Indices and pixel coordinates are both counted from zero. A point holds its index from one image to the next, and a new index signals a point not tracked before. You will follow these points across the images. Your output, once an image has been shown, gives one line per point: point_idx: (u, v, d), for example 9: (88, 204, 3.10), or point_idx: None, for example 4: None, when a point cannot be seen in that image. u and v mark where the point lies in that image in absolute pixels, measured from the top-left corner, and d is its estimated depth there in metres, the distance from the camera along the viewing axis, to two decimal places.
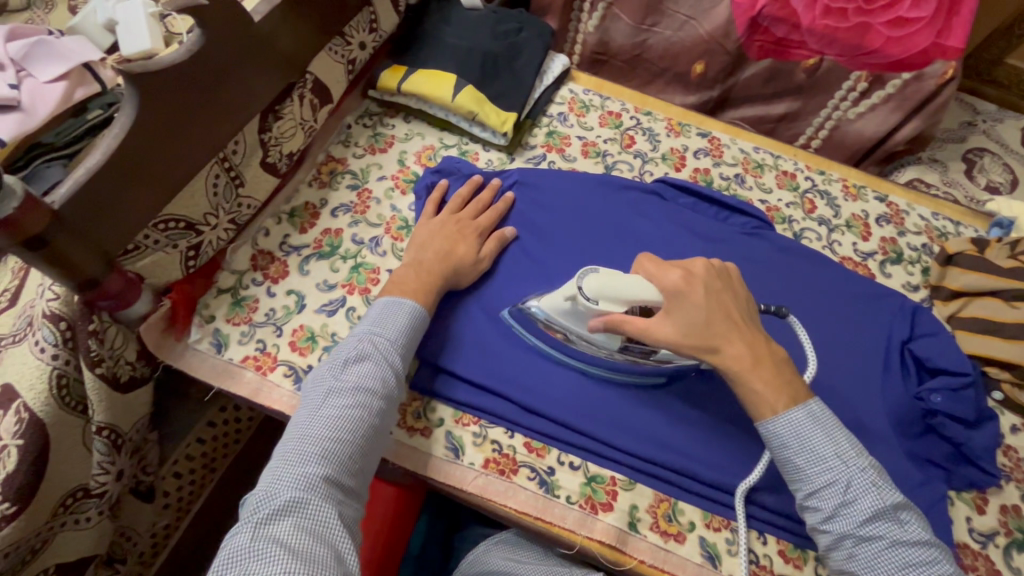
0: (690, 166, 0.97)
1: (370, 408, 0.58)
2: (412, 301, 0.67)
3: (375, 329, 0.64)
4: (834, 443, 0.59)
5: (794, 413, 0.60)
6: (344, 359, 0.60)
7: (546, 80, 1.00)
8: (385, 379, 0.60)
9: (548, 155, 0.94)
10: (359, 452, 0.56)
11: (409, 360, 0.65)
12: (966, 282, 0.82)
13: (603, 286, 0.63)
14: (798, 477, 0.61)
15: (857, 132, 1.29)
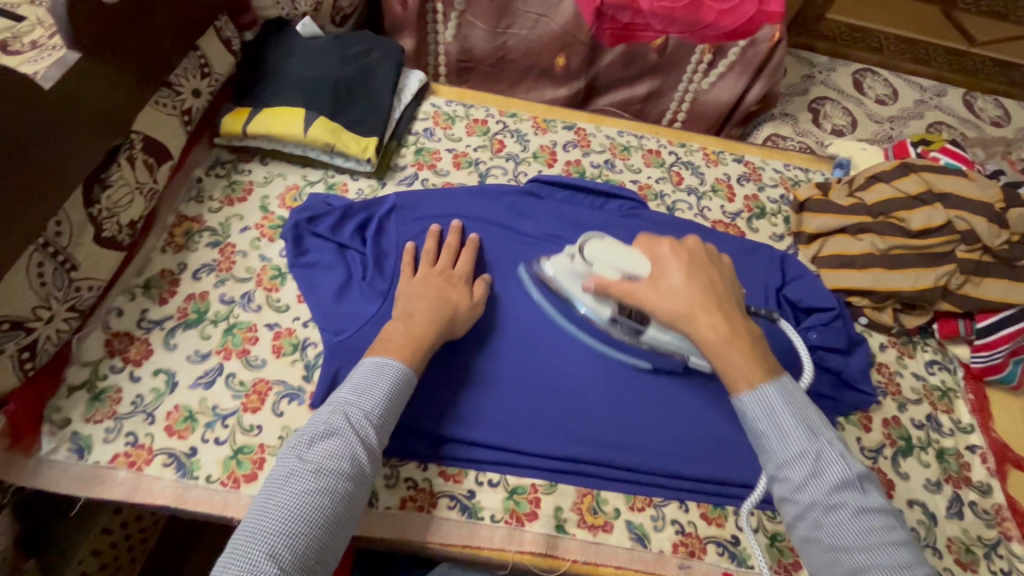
0: (562, 160, 0.99)
1: (334, 492, 0.53)
2: (394, 363, 0.63)
3: (346, 400, 0.59)
4: (805, 416, 0.57)
5: (768, 388, 0.58)
6: (314, 433, 0.57)
7: (405, 98, 0.99)
8: (356, 457, 0.56)
9: (420, 174, 0.93)
10: (321, 542, 0.51)
11: (386, 431, 0.60)
12: (820, 224, 0.89)
13: (603, 250, 0.69)
14: (766, 450, 0.57)
15: (713, 100, 1.37)
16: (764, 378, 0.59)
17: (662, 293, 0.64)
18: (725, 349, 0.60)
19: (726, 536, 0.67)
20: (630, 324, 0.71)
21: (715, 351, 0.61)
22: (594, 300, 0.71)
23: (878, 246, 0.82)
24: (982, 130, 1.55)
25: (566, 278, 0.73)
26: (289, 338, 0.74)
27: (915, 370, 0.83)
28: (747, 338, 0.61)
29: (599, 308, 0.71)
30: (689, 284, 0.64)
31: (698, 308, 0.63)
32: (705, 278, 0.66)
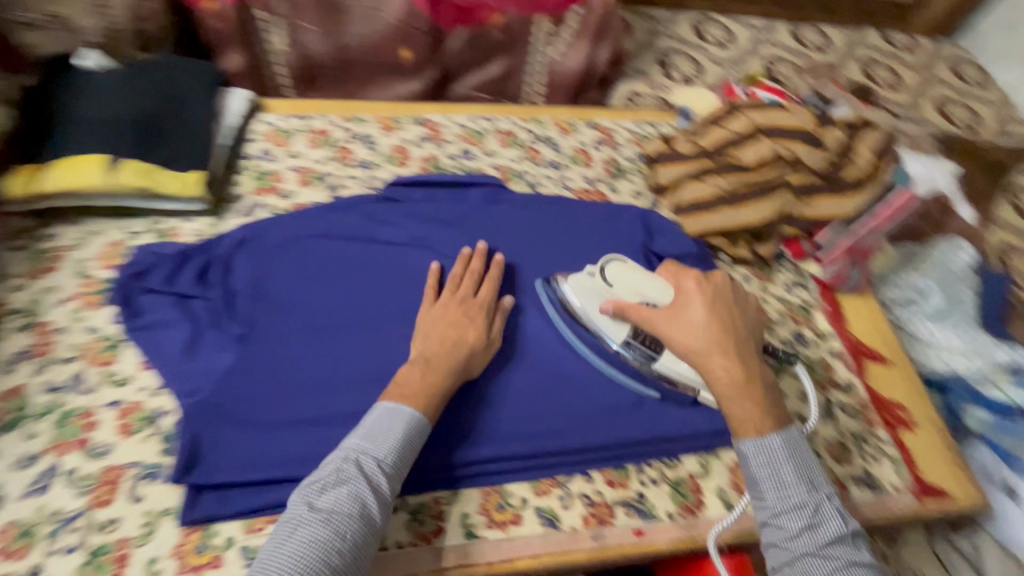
0: (416, 157, 0.95)
1: (343, 539, 0.52)
2: (410, 409, 0.61)
3: (359, 446, 0.58)
4: (805, 468, 0.58)
5: (776, 441, 0.58)
6: (324, 481, 0.55)
7: (231, 119, 0.91)
8: (364, 506, 0.54)
9: (263, 200, 0.86)
10: None
11: (397, 479, 0.58)
12: (670, 176, 0.92)
13: (624, 272, 0.73)
14: (764, 499, 0.58)
15: (566, 69, 1.38)
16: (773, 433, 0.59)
17: (685, 329, 0.64)
18: (738, 398, 0.60)
19: (632, 495, 0.69)
20: (643, 351, 0.72)
21: (727, 396, 0.61)
22: (609, 321, 0.73)
23: (722, 186, 0.87)
24: (811, 58, 1.67)
25: (581, 297, 0.74)
26: (137, 413, 0.66)
27: (777, 293, 0.88)
28: (760, 389, 0.61)
29: (614, 330, 0.73)
30: (710, 336, 0.62)
31: (712, 354, 0.62)
32: (723, 320, 0.64)
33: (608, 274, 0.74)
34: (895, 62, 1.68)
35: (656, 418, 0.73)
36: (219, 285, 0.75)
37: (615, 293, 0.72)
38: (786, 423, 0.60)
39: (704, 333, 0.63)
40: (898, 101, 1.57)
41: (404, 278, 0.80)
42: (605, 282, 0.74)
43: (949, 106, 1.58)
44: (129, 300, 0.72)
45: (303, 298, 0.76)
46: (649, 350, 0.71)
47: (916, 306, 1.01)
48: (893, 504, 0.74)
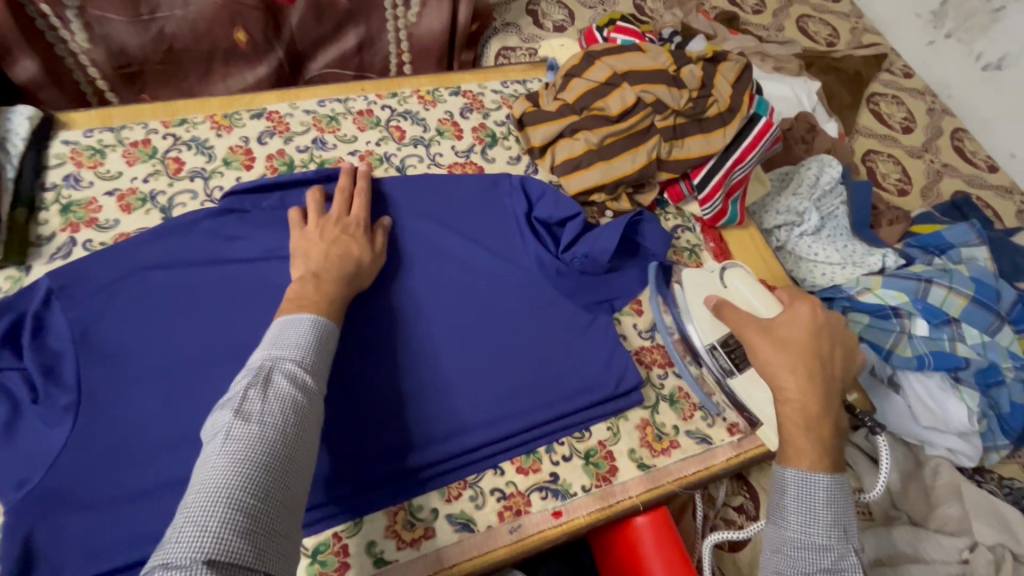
0: (261, 156, 0.84)
1: (278, 431, 0.48)
2: (309, 314, 0.58)
3: (268, 353, 0.53)
4: (841, 514, 0.57)
5: (822, 479, 0.57)
6: (243, 388, 0.50)
7: (15, 146, 0.75)
8: (297, 401, 0.50)
9: (77, 237, 0.73)
10: (278, 480, 0.45)
11: (323, 378, 0.55)
12: (542, 136, 0.87)
13: (741, 282, 0.73)
14: (784, 524, 0.57)
15: (428, 31, 1.27)
16: (822, 469, 0.58)
17: (779, 344, 0.63)
18: (795, 430, 0.60)
19: (545, 478, 0.67)
20: (728, 360, 0.72)
21: (790, 423, 0.60)
22: (708, 320, 0.74)
23: (592, 141, 0.83)
24: None
25: (692, 284, 0.77)
26: None
27: None
28: (830, 423, 0.60)
29: (701, 328, 0.74)
30: (801, 372, 0.61)
31: (801, 380, 0.60)
32: (815, 351, 0.62)
33: (726, 278, 0.74)
34: None
35: (571, 389, 0.71)
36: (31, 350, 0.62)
37: (727, 294, 0.73)
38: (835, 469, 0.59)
39: (798, 356, 0.62)
40: (762, 25, 1.60)
41: (266, 298, 0.71)
42: (721, 282, 0.75)
43: (808, 24, 1.63)
44: None
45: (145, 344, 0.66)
46: (734, 362, 0.72)
47: (795, 226, 1.03)
48: None
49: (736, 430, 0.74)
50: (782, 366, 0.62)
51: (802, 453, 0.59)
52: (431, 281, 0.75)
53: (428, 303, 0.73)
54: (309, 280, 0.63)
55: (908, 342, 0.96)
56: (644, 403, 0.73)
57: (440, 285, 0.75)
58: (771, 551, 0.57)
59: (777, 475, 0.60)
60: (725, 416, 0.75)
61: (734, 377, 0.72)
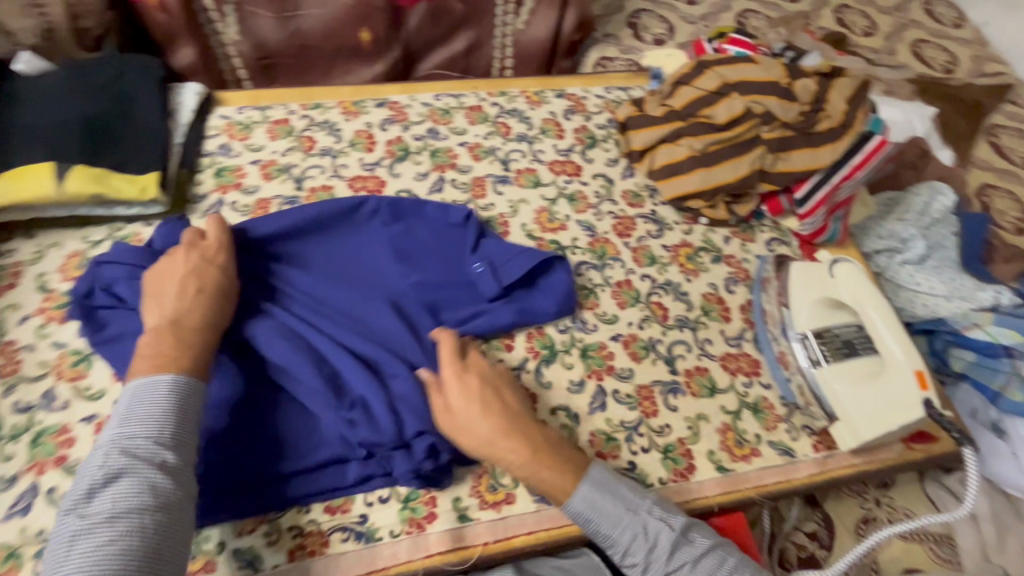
0: (382, 141, 0.92)
1: (102, 552, 0.45)
2: (155, 379, 0.53)
3: (110, 440, 0.50)
4: (614, 493, 0.62)
5: (581, 487, 0.61)
6: (87, 487, 0.48)
7: (185, 116, 0.87)
8: (158, 486, 0.49)
9: (225, 198, 0.83)
10: (151, 568, 0.46)
11: (187, 443, 0.52)
12: (644, 139, 0.90)
13: (847, 275, 0.78)
14: (608, 541, 0.61)
15: (532, 38, 1.33)
16: (579, 482, 0.62)
17: (460, 425, 0.61)
18: (533, 469, 0.61)
19: (624, 465, 0.69)
20: (822, 350, 0.74)
21: (526, 473, 0.61)
22: (807, 306, 0.77)
23: (695, 147, 0.85)
24: (783, 9, 1.60)
25: (800, 269, 0.80)
26: None
27: (758, 252, 0.88)
28: (550, 454, 0.62)
29: (799, 314, 0.77)
30: (484, 412, 0.62)
31: (504, 445, 0.61)
32: (482, 382, 0.64)
33: (835, 269, 0.79)
34: (867, 7, 1.64)
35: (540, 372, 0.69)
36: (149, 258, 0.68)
37: (832, 282, 0.78)
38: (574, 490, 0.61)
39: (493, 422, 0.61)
40: (872, 47, 1.54)
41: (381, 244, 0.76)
42: (829, 275, 0.79)
43: (924, 48, 1.56)
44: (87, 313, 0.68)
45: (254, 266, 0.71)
46: (829, 353, 0.73)
47: (897, 254, 0.99)
48: (882, 452, 0.75)
49: (822, 448, 0.73)
50: (485, 428, 0.61)
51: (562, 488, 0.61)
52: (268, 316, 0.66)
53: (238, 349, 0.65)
54: (167, 329, 0.58)
55: (1018, 386, 0.91)
56: (727, 408, 0.74)
57: (386, 268, 0.75)
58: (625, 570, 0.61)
59: (572, 514, 0.61)
60: (810, 431, 0.74)
61: (821, 368, 0.73)
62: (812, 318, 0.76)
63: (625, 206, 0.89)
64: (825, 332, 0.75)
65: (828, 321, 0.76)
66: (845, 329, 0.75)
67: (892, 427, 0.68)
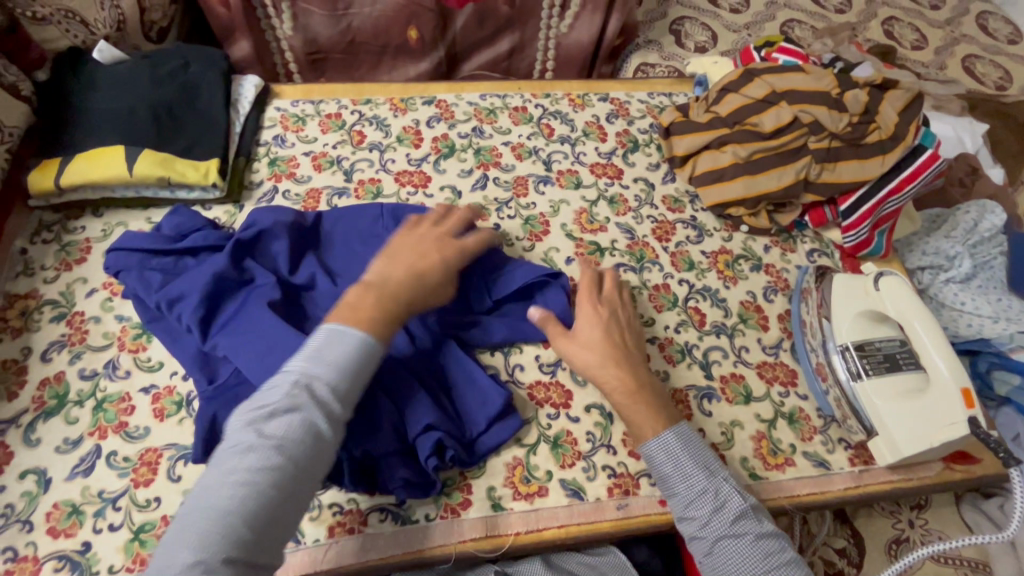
0: (428, 138, 0.94)
1: (267, 472, 0.49)
2: (350, 331, 0.57)
3: (302, 369, 0.54)
4: (699, 453, 0.64)
5: (669, 435, 0.64)
6: (269, 408, 0.52)
7: (243, 107, 0.91)
8: (318, 428, 0.52)
9: (279, 187, 0.86)
10: (280, 508, 0.49)
11: (349, 399, 0.55)
12: (687, 145, 0.90)
13: (892, 288, 0.76)
14: (671, 491, 0.63)
15: (575, 42, 1.35)
16: (666, 429, 0.64)
17: (583, 346, 0.70)
18: (625, 406, 0.66)
19: None
20: (861, 362, 0.73)
21: (622, 406, 0.67)
22: (850, 319, 0.76)
23: (740, 154, 0.85)
24: (829, 20, 1.58)
25: (842, 281, 0.80)
26: (170, 397, 0.67)
27: (798, 262, 0.87)
28: (651, 395, 0.67)
29: (839, 327, 0.77)
30: (605, 338, 0.70)
31: (611, 373, 0.68)
32: (611, 313, 0.73)
33: (879, 281, 0.78)
34: (917, 20, 1.60)
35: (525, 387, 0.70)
36: (172, 259, 0.74)
37: (876, 296, 0.77)
38: (663, 429, 0.64)
39: (592, 360, 0.69)
40: (922, 61, 1.51)
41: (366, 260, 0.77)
42: (873, 288, 0.78)
43: (976, 64, 1.52)
44: (140, 296, 0.71)
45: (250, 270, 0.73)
46: (870, 366, 0.72)
47: (941, 271, 0.97)
48: (921, 470, 0.74)
49: (859, 462, 0.72)
50: (585, 361, 0.69)
51: (646, 427, 0.65)
52: (229, 323, 0.68)
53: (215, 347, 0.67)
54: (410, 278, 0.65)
55: None
56: (762, 416, 0.73)
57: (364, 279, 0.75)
58: (681, 524, 0.62)
59: (648, 456, 0.64)
60: (846, 445, 0.73)
61: (861, 382, 0.72)
62: (854, 330, 0.75)
63: (665, 211, 0.90)
64: (867, 346, 0.74)
65: (871, 334, 0.75)
66: (887, 343, 0.74)
67: (935, 443, 0.67)
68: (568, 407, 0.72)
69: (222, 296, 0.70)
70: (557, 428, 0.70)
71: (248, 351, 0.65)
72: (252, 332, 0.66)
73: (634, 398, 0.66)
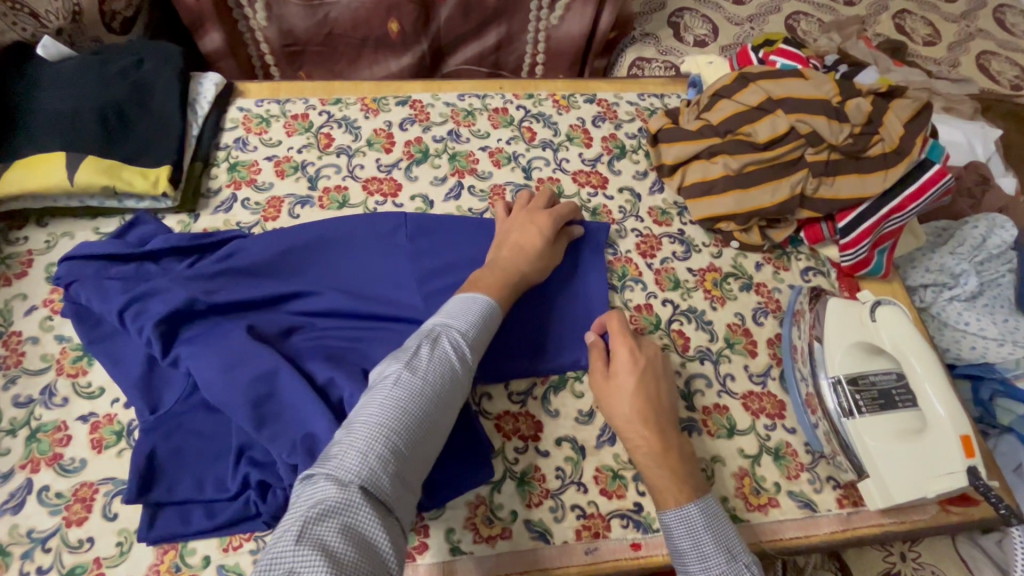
0: (400, 141, 0.89)
1: (410, 400, 0.50)
2: (483, 297, 0.62)
3: (440, 322, 0.59)
4: (725, 535, 0.56)
5: (692, 508, 0.57)
6: (413, 347, 0.55)
7: (202, 107, 0.85)
8: (452, 375, 0.55)
9: (238, 195, 0.81)
10: (421, 442, 0.50)
11: (477, 359, 0.59)
12: (676, 154, 0.84)
13: (892, 323, 0.71)
14: (684, 569, 0.56)
15: (566, 36, 1.27)
16: (690, 501, 0.58)
17: (613, 394, 0.64)
18: (647, 468, 0.60)
19: (629, 506, 0.65)
20: (856, 399, 0.67)
21: (644, 467, 0.61)
22: (844, 350, 0.70)
23: (731, 166, 0.79)
24: (837, 13, 1.49)
25: (840, 308, 0.73)
26: (109, 427, 0.63)
27: (791, 281, 0.82)
28: (677, 458, 0.60)
29: (833, 358, 0.70)
30: (637, 390, 0.63)
31: (637, 432, 0.62)
32: (649, 361, 0.66)
33: (880, 313, 0.72)
34: (930, 13, 1.52)
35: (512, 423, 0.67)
36: (131, 265, 0.68)
37: (873, 328, 0.71)
38: (684, 502, 0.58)
39: (620, 411, 0.63)
40: (934, 58, 1.43)
41: (342, 276, 0.73)
42: (870, 318, 0.72)
43: (991, 61, 1.44)
44: (83, 313, 0.66)
45: (215, 287, 0.68)
46: (865, 404, 0.67)
47: (946, 289, 0.91)
48: (914, 512, 0.69)
49: (848, 503, 0.67)
50: (615, 412, 0.63)
51: (666, 495, 0.59)
52: (192, 340, 0.64)
53: (175, 363, 0.63)
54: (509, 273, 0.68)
55: None
56: (746, 451, 0.69)
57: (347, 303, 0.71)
58: None
59: (665, 526, 0.58)
60: (835, 484, 0.68)
61: (853, 419, 0.66)
62: (848, 363, 0.69)
63: (651, 224, 0.84)
64: (861, 380, 0.68)
65: (866, 366, 0.69)
66: (884, 377, 0.68)
67: (928, 493, 0.63)
68: (538, 439, 0.67)
69: (187, 316, 0.66)
70: (525, 464, 0.66)
71: (210, 365, 0.61)
72: (210, 354, 0.62)
73: (663, 464, 0.60)
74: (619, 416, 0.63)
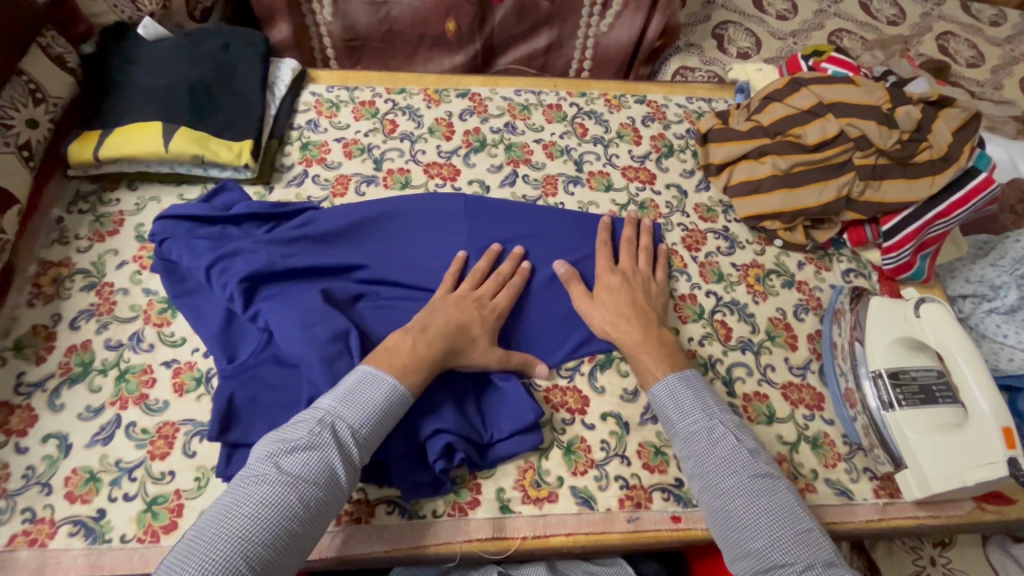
0: (459, 131, 0.94)
1: (275, 507, 0.49)
2: (388, 378, 0.59)
3: (331, 408, 0.56)
4: (702, 400, 0.64)
5: (671, 377, 0.66)
6: (297, 440, 0.53)
7: (279, 90, 0.92)
8: (332, 474, 0.53)
9: (309, 171, 0.86)
10: (280, 551, 0.48)
11: (368, 450, 0.57)
12: (724, 153, 0.88)
13: (934, 316, 0.71)
14: (673, 434, 0.64)
15: (614, 42, 1.32)
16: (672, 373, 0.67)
17: (596, 303, 0.74)
18: (637, 348, 0.69)
19: (670, 481, 0.67)
20: (894, 392, 0.70)
21: (631, 351, 0.70)
22: (885, 345, 0.73)
23: (779, 166, 0.83)
24: (880, 32, 1.52)
25: (879, 305, 0.75)
26: (190, 373, 0.68)
27: (833, 281, 0.84)
28: (656, 341, 0.70)
29: (872, 354, 0.73)
30: (620, 302, 0.73)
31: (622, 326, 0.71)
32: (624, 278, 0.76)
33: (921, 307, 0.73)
34: (974, 36, 1.53)
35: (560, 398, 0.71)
36: (217, 228, 0.75)
37: (916, 325, 0.72)
38: (669, 373, 0.66)
39: (608, 314, 0.72)
40: (977, 79, 1.44)
41: (411, 249, 0.78)
42: (914, 314, 0.73)
43: None
44: (172, 267, 0.72)
45: (294, 251, 0.73)
46: (904, 397, 0.69)
47: (985, 301, 0.92)
48: (950, 508, 0.70)
49: (884, 494, 0.69)
50: (605, 316, 0.72)
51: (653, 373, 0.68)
52: (273, 297, 0.69)
53: (255, 317, 0.68)
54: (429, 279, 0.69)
55: None
56: (784, 438, 0.71)
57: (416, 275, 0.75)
58: (681, 463, 0.62)
59: (653, 399, 0.66)
60: (871, 475, 0.71)
61: (892, 412, 0.69)
62: (889, 357, 0.72)
63: (696, 220, 0.87)
64: (902, 375, 0.71)
65: (907, 362, 0.72)
66: (924, 373, 0.71)
67: (967, 483, 0.64)
68: (584, 413, 0.70)
69: (269, 277, 0.71)
70: (571, 435, 0.69)
71: (291, 319, 0.65)
72: (289, 310, 0.66)
73: (669, 383, 0.66)
74: (604, 321, 0.72)
